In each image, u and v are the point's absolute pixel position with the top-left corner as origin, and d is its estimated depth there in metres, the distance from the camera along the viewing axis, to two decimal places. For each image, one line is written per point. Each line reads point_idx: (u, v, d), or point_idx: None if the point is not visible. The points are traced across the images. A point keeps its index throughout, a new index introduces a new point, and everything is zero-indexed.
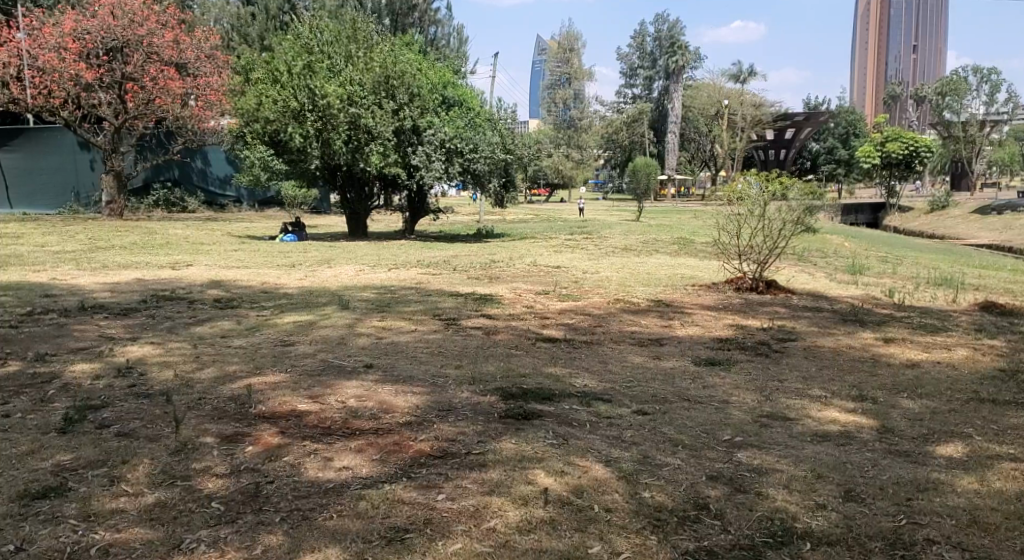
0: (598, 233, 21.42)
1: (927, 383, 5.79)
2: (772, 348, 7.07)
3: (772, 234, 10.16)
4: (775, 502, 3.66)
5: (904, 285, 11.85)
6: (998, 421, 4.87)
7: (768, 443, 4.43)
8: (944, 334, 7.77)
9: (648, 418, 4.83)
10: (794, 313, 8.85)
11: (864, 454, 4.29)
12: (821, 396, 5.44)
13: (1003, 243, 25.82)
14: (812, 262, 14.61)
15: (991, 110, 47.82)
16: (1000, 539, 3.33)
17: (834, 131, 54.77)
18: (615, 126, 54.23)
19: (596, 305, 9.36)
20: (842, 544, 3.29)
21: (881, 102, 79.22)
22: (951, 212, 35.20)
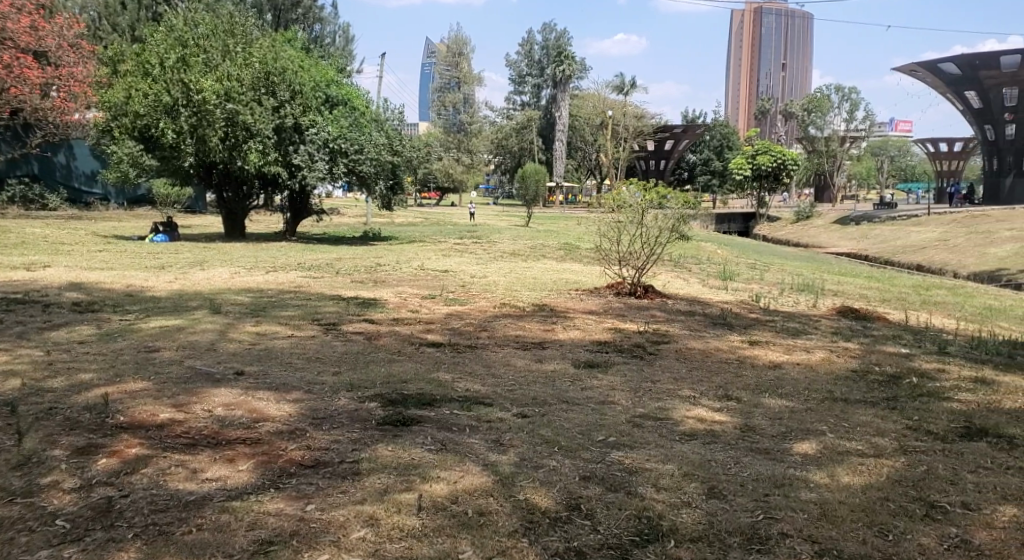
0: (486, 237, 21.52)
1: (787, 383, 6.12)
2: (647, 350, 7.28)
3: (648, 241, 10.50)
4: (644, 500, 3.76)
5: (771, 291, 12.48)
6: (848, 418, 5.18)
7: (640, 443, 4.56)
8: (804, 337, 8.24)
9: (527, 421, 4.87)
10: (670, 317, 9.16)
11: (728, 452, 4.47)
12: (690, 396, 5.65)
13: (860, 252, 27.71)
14: (688, 268, 15.17)
15: (851, 127, 50.94)
16: (845, 530, 3.50)
17: (709, 144, 57.24)
18: (505, 133, 54.74)
19: (480, 309, 9.40)
20: (703, 541, 3.41)
21: (753, 117, 83.38)
22: (814, 222, 37.45)
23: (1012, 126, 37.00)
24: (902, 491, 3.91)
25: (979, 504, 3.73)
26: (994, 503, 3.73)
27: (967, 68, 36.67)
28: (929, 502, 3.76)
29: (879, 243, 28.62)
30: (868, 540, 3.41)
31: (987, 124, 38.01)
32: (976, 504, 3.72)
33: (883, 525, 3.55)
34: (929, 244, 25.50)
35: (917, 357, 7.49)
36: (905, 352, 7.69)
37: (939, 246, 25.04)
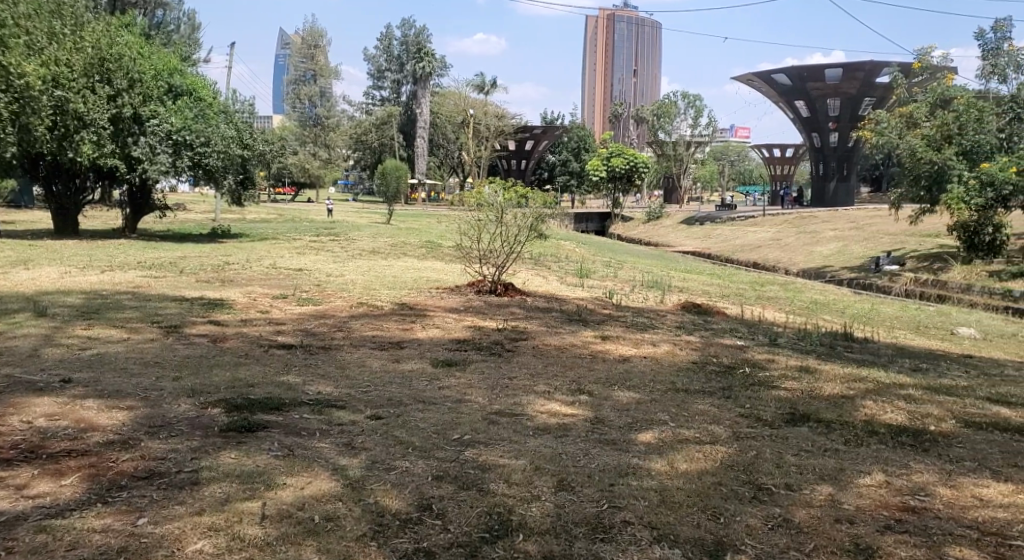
0: (344, 234, 21.10)
1: (635, 376, 6.37)
2: (505, 347, 7.37)
3: (508, 239, 10.62)
4: (495, 496, 3.81)
5: (623, 288, 12.94)
6: (689, 408, 5.46)
7: (493, 439, 4.61)
8: (652, 331, 8.60)
9: (381, 423, 4.81)
10: (527, 314, 9.30)
11: (577, 444, 4.60)
12: (544, 391, 5.77)
13: (705, 250, 29.25)
14: (546, 266, 15.46)
15: (696, 132, 53.46)
16: (682, 515, 3.67)
17: (567, 145, 58.40)
18: (364, 128, 53.14)
19: (334, 309, 9.20)
20: (550, 533, 3.49)
21: (607, 121, 86.08)
22: (664, 222, 39.14)
23: (836, 134, 39.93)
24: (734, 475, 4.15)
25: (800, 485, 4.01)
26: (813, 484, 4.03)
27: (797, 78, 39.66)
28: (757, 485, 4.01)
29: (722, 242, 30.31)
30: (702, 524, 3.59)
31: (814, 132, 40.83)
32: (797, 485, 4.01)
33: (717, 508, 3.74)
34: (765, 244, 27.27)
35: (752, 348, 7.99)
36: (742, 344, 8.18)
37: (773, 245, 26.82)
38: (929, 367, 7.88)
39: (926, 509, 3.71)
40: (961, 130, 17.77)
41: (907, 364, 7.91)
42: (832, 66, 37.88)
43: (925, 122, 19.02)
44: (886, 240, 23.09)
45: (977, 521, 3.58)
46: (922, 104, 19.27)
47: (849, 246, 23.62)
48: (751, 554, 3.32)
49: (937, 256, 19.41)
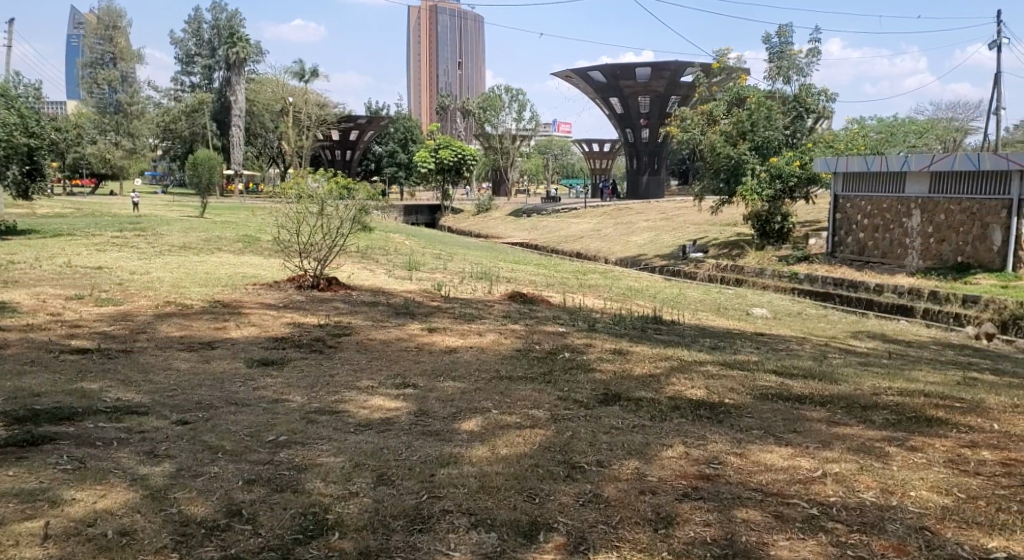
0: (152, 230, 19.68)
1: (459, 366, 6.42)
2: (326, 343, 7.19)
3: (330, 231, 10.36)
4: (310, 496, 3.70)
5: (450, 279, 13.00)
6: (511, 395, 5.56)
7: (312, 439, 4.48)
8: (477, 322, 8.70)
9: (189, 428, 4.55)
10: (351, 308, 9.13)
11: (399, 437, 4.57)
12: (367, 386, 5.68)
13: (531, 241, 30.02)
14: (374, 259, 15.24)
15: (521, 126, 54.38)
16: (499, 499, 3.73)
17: (394, 135, 57.61)
18: (173, 116, 50.52)
19: (139, 309, 8.61)
20: (367, 528, 3.45)
21: (433, 113, 86.11)
22: (492, 215, 39.76)
23: (646, 130, 42.19)
24: (550, 456, 4.28)
25: (610, 461, 4.21)
26: (622, 459, 4.23)
27: (611, 77, 41.38)
28: (571, 464, 4.16)
29: (547, 233, 31.23)
30: (518, 506, 3.67)
31: (627, 128, 42.87)
32: (608, 462, 4.20)
33: (533, 490, 3.84)
34: (586, 235, 28.39)
35: (572, 334, 8.28)
36: (562, 331, 8.46)
37: (593, 236, 27.90)
38: (726, 345, 8.53)
39: (719, 476, 4.01)
40: (754, 127, 19.23)
41: (708, 343, 8.51)
42: (641, 65, 39.91)
43: (722, 119, 20.44)
44: (693, 230, 24.64)
45: (762, 483, 3.91)
46: (720, 101, 20.60)
47: (661, 235, 25.07)
48: (563, 531, 3.43)
49: (735, 243, 20.94)
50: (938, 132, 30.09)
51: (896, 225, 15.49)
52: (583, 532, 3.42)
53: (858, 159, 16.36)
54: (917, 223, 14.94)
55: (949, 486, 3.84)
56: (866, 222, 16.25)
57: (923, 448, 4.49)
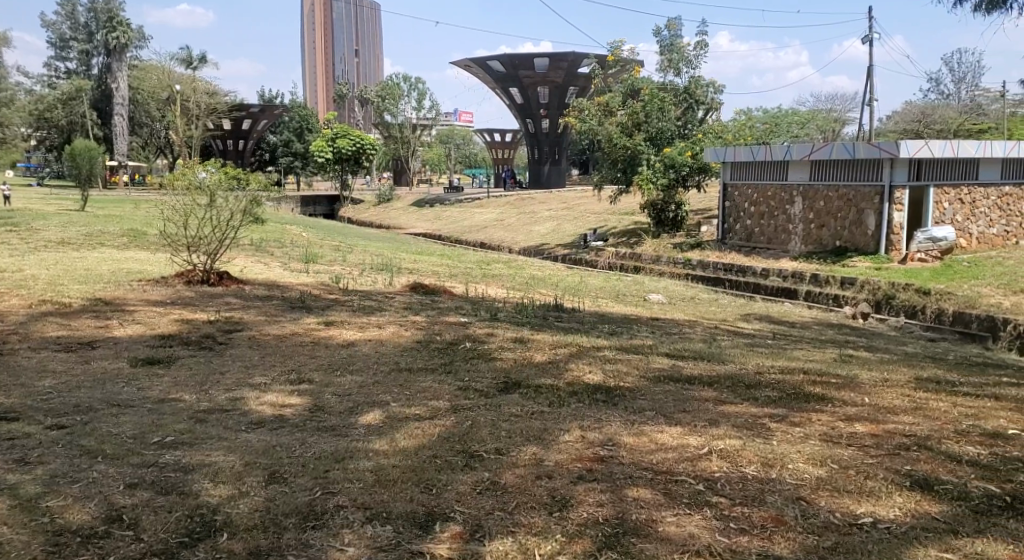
0: (25, 225, 18.45)
1: (356, 360, 6.33)
2: (217, 340, 6.95)
3: (219, 224, 10.00)
4: (198, 498, 3.59)
5: (350, 271, 12.78)
6: (411, 387, 5.52)
7: (201, 439, 4.33)
8: (377, 314, 8.59)
9: (65, 433, 4.32)
10: (244, 304, 8.86)
11: (293, 434, 4.47)
12: (260, 383, 5.53)
13: (433, 232, 29.84)
14: (269, 252, 14.82)
15: (420, 115, 53.43)
16: (396, 491, 3.71)
17: (289, 125, 55.81)
18: (48, 103, 47.58)
19: (11, 309, 8.09)
20: (258, 528, 3.37)
21: (330, 103, 84.36)
22: (394, 206, 39.27)
23: (546, 120, 42.59)
24: (448, 446, 4.29)
25: (509, 448, 4.24)
26: (521, 446, 4.27)
27: (509, 67, 41.36)
28: (469, 453, 4.18)
29: (449, 224, 31.12)
30: (415, 497, 3.66)
31: (528, 118, 43.12)
32: (506, 449, 4.23)
33: (430, 481, 3.83)
34: (488, 225, 28.45)
35: (473, 324, 8.29)
36: (463, 321, 8.47)
37: (496, 226, 27.98)
38: (624, 330, 8.73)
39: (613, 457, 4.10)
40: (647, 119, 19.79)
41: (606, 329, 8.69)
42: (540, 56, 40.14)
43: (619, 111, 20.82)
44: (593, 219, 25.06)
45: (653, 462, 4.02)
46: (616, 93, 20.92)
47: (562, 224, 25.38)
48: (460, 520, 3.44)
49: (632, 232, 21.40)
50: (818, 123, 31.66)
51: (780, 211, 16.21)
52: (480, 519, 3.44)
53: (744, 149, 16.98)
54: (799, 210, 15.71)
55: (824, 458, 4.06)
56: (753, 209, 16.93)
57: (802, 423, 4.73)
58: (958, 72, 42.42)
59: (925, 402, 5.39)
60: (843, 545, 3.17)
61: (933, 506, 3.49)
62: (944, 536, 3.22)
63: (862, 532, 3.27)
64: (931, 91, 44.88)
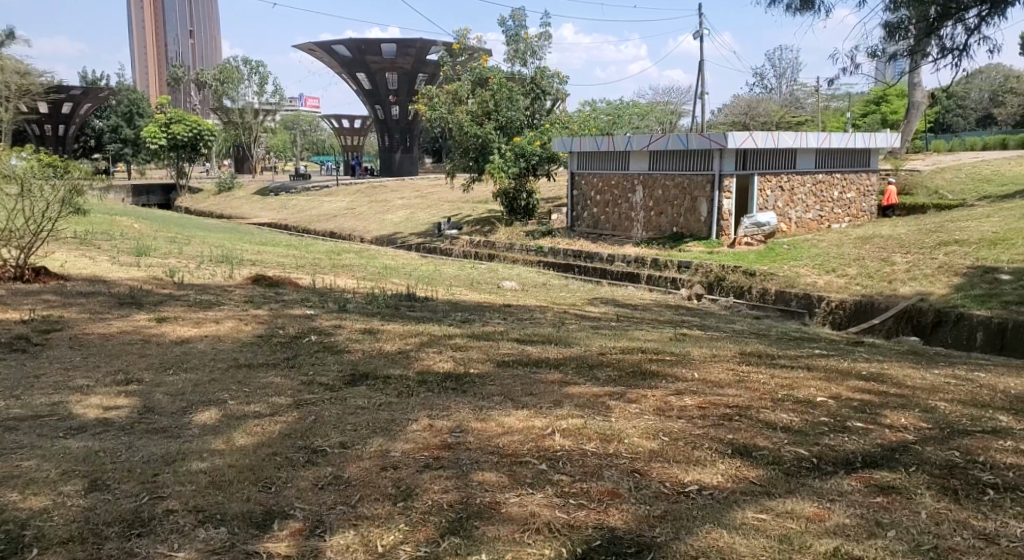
0: None
1: (191, 357, 6.03)
2: (33, 342, 6.41)
3: (34, 216, 9.20)
4: (5, 513, 3.31)
5: (188, 264, 12.12)
6: (250, 383, 5.33)
7: (11, 449, 3.99)
8: (215, 309, 8.21)
9: None
10: (65, 301, 8.22)
11: (118, 438, 4.21)
12: (82, 386, 5.16)
13: (280, 221, 28.90)
14: (96, 245, 13.82)
15: (263, 101, 51.37)
16: (231, 492, 3.58)
17: (116, 109, 52.19)
18: None
19: None
20: (74, 540, 3.15)
21: (164, 86, 79.61)
22: (236, 194, 37.68)
23: (396, 107, 42.21)
24: (289, 443, 4.17)
25: (353, 441, 4.18)
26: (366, 438, 4.22)
27: (356, 51, 40.43)
28: (312, 449, 4.09)
29: (297, 213, 30.26)
30: (252, 497, 3.54)
31: (377, 104, 42.47)
32: (351, 442, 4.17)
33: (268, 479, 3.72)
34: (338, 214, 27.90)
35: (320, 316, 8.10)
36: (310, 313, 8.26)
37: (347, 215, 27.44)
38: (475, 318, 8.81)
39: (459, 444, 4.13)
40: (497, 108, 19.82)
41: (457, 317, 8.73)
42: (387, 41, 39.53)
43: (468, 99, 20.84)
44: (445, 208, 25.06)
45: (498, 446, 4.09)
46: (464, 82, 20.92)
47: (414, 213, 25.26)
48: (300, 517, 3.36)
49: (485, 221, 21.57)
50: (658, 114, 33.12)
51: (623, 200, 16.83)
52: (321, 515, 3.38)
53: (590, 139, 17.51)
54: (641, 198, 16.36)
55: (656, 432, 4.27)
56: (598, 198, 17.50)
57: (638, 400, 4.96)
58: (779, 68, 45.74)
59: (747, 374, 5.79)
60: (672, 513, 3.35)
61: (752, 471, 3.76)
62: (761, 498, 3.48)
63: (689, 499, 3.47)
64: (757, 85, 47.96)
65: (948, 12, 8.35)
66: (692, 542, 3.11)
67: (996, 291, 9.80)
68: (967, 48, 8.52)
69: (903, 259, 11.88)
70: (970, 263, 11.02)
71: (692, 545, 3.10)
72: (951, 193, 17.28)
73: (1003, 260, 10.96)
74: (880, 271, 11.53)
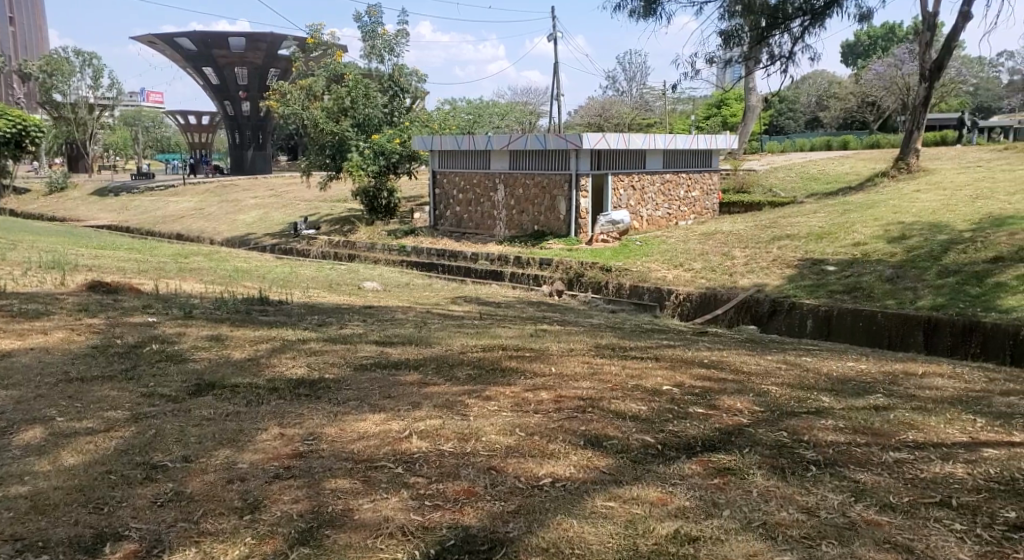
0: None
1: (15, 372, 5.57)
2: None
3: None
4: None
5: (12, 271, 11.16)
6: (83, 397, 4.99)
7: None
8: (45, 318, 7.63)
9: None
10: None
11: None
12: None
13: (120, 223, 27.24)
14: None
15: (98, 94, 48.02)
16: (56, 516, 3.34)
17: None
18: None
19: None
20: None
21: None
22: (70, 195, 35.16)
23: (247, 103, 40.80)
24: (126, 459, 3.93)
25: (197, 454, 4.00)
26: (211, 450, 4.05)
27: (201, 45, 38.48)
28: (150, 464, 3.87)
29: (139, 214, 28.62)
30: (81, 520, 3.32)
31: (226, 100, 40.88)
32: (194, 455, 3.98)
33: (101, 499, 3.49)
34: (184, 215, 26.60)
35: (163, 323, 7.69)
36: (152, 320, 7.83)
37: (195, 215, 26.22)
38: (332, 320, 8.64)
39: (312, 451, 4.03)
40: (353, 105, 19.48)
41: (313, 320, 8.52)
42: (235, 35, 37.89)
43: (323, 96, 20.36)
44: (301, 207, 24.45)
45: (353, 451, 4.02)
46: (319, 77, 20.42)
47: (268, 213, 24.48)
48: (135, 537, 3.19)
49: (344, 220, 21.20)
50: (516, 115, 33.58)
51: (485, 198, 16.97)
52: (159, 533, 3.22)
53: (450, 137, 17.52)
54: (502, 196, 16.54)
55: (512, 428, 4.33)
56: (460, 196, 17.56)
57: (495, 397, 5.01)
58: (629, 71, 47.45)
59: (600, 367, 5.98)
60: (525, 507, 3.41)
61: (601, 461, 3.89)
62: (609, 486, 3.60)
63: (542, 492, 3.54)
64: (609, 87, 49.54)
65: (776, 22, 9.00)
66: (543, 535, 3.18)
67: (823, 281, 10.60)
68: (792, 55, 9.18)
69: (742, 253, 12.62)
70: (800, 256, 11.86)
71: (543, 537, 3.16)
72: (784, 191, 18.56)
73: (829, 253, 11.87)
74: (722, 265, 12.20)
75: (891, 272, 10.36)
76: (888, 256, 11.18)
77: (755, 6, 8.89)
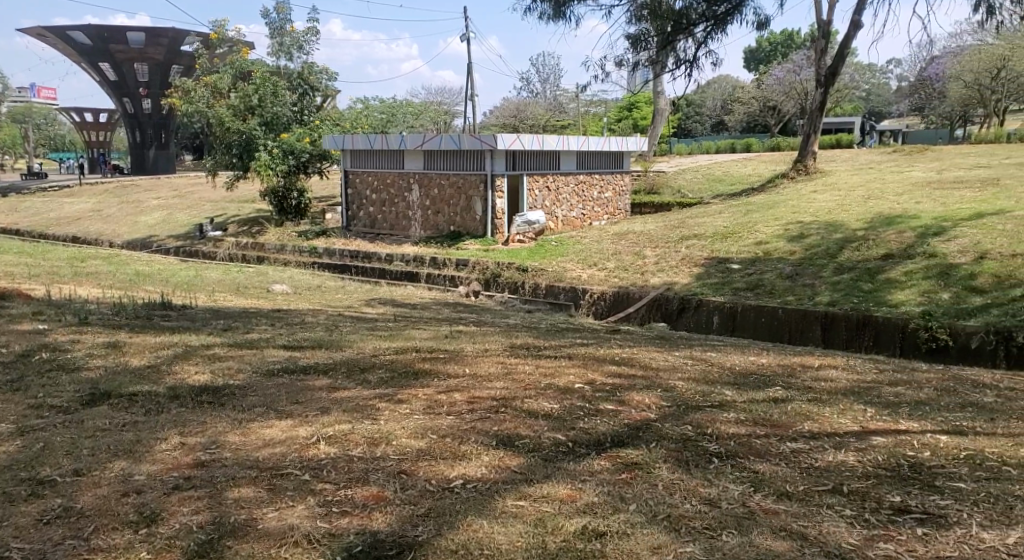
0: None
1: None
2: None
3: None
4: None
5: None
6: None
7: None
8: None
9: None
10: None
11: None
12: None
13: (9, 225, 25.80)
14: None
15: None
16: None
17: None
18: None
19: None
20: None
21: None
22: None
23: (147, 101, 39.37)
24: (11, 476, 3.72)
25: (90, 466, 3.82)
26: (105, 462, 3.87)
27: (97, 39, 36.75)
28: (38, 480, 3.67)
29: (30, 215, 27.16)
30: None
31: (125, 97, 39.41)
32: (87, 468, 3.80)
33: None
34: (81, 216, 25.41)
35: (55, 330, 7.30)
36: (42, 328, 7.43)
37: (93, 217, 25.08)
38: (239, 324, 8.40)
39: (214, 460, 3.91)
40: (261, 103, 18.98)
41: (218, 325, 8.26)
42: (133, 30, 36.33)
43: (228, 93, 19.79)
44: (207, 207, 23.71)
45: (258, 459, 3.91)
46: (224, 74, 19.84)
47: (172, 214, 23.63)
48: None
49: (253, 221, 20.67)
50: (430, 115, 33.41)
51: (399, 199, 16.81)
52: (45, 553, 3.06)
53: (362, 137, 17.28)
54: (417, 197, 16.42)
55: (423, 430, 4.29)
56: (373, 196, 17.35)
57: (407, 399, 4.96)
58: (542, 73, 47.83)
59: (514, 366, 6.00)
60: (435, 509, 3.38)
61: (512, 460, 3.89)
62: (520, 486, 3.61)
63: (452, 494, 3.53)
64: (523, 89, 49.84)
65: (681, 26, 9.20)
66: (451, 537, 3.17)
67: (728, 279, 10.94)
68: (696, 60, 9.43)
69: (652, 252, 12.90)
70: (706, 255, 12.20)
71: (453, 539, 3.15)
72: (691, 192, 19.06)
73: (733, 251, 12.25)
74: (633, 265, 12.43)
75: (791, 270, 10.78)
76: (788, 254, 11.62)
77: (661, 11, 9.08)
